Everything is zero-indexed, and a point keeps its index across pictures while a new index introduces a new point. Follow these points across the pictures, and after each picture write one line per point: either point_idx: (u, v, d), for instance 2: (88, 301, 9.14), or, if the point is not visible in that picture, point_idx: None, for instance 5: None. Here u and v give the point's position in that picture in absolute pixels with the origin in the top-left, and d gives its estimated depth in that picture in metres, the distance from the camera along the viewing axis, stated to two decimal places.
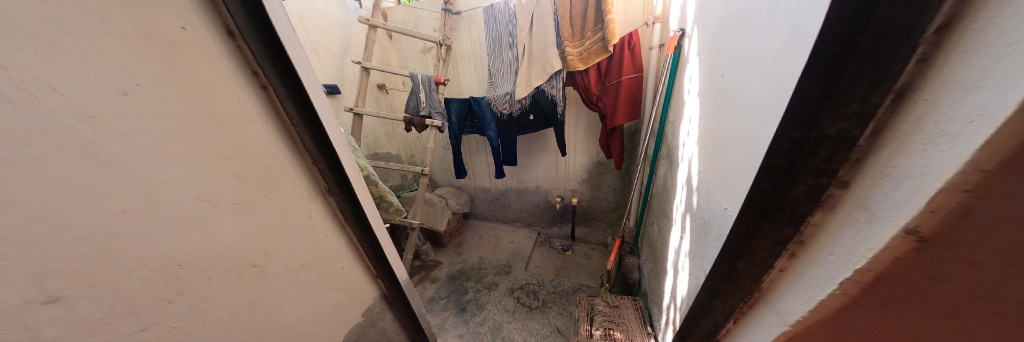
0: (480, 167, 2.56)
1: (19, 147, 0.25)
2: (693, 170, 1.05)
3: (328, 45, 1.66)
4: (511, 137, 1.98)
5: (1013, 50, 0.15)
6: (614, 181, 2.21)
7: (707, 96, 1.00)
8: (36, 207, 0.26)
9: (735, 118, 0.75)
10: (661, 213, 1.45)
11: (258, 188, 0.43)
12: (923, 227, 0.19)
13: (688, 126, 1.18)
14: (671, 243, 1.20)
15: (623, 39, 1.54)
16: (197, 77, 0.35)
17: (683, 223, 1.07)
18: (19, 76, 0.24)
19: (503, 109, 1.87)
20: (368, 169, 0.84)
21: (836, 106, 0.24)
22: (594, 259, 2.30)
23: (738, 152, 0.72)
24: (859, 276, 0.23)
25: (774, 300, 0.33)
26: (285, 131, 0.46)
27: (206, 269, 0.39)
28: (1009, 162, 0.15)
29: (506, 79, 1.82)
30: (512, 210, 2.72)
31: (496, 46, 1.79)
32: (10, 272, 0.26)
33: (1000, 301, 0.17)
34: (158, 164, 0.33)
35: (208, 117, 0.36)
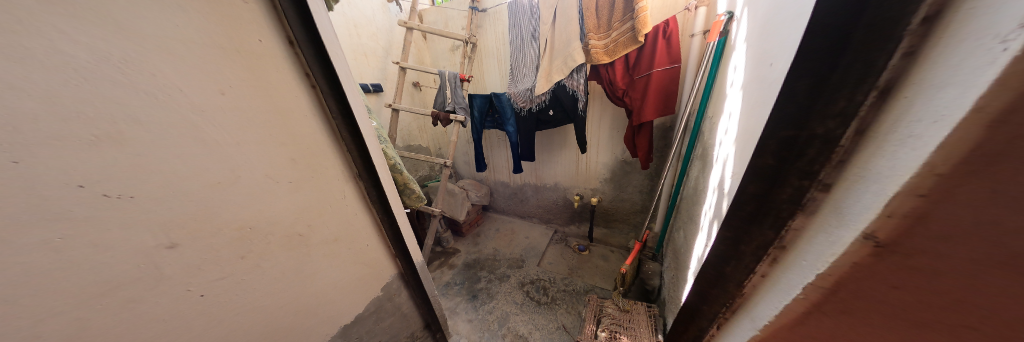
0: (500, 161, 2.62)
1: (159, 133, 0.35)
2: (728, 171, 0.99)
3: (374, 48, 1.80)
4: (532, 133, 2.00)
5: (975, 46, 0.17)
6: (639, 182, 2.14)
7: (748, 97, 0.95)
8: (163, 178, 0.36)
9: None
10: (688, 219, 1.39)
11: (308, 171, 0.52)
12: (879, 234, 0.22)
13: (726, 127, 1.11)
14: (695, 251, 1.16)
15: (659, 26, 1.45)
16: (269, 79, 0.44)
17: (711, 230, 1.02)
18: (162, 83, 0.34)
19: (523, 104, 1.90)
20: (395, 159, 0.93)
21: (825, 104, 0.25)
22: (611, 262, 2.26)
23: None
24: (824, 278, 0.26)
25: (754, 301, 0.35)
26: (328, 123, 0.53)
27: (267, 234, 0.49)
28: (959, 165, 0.17)
29: (527, 73, 1.83)
30: (529, 206, 2.76)
31: (520, 40, 1.80)
32: (146, 225, 0.36)
33: (946, 305, 0.20)
34: (240, 148, 0.42)
35: (275, 111, 0.45)
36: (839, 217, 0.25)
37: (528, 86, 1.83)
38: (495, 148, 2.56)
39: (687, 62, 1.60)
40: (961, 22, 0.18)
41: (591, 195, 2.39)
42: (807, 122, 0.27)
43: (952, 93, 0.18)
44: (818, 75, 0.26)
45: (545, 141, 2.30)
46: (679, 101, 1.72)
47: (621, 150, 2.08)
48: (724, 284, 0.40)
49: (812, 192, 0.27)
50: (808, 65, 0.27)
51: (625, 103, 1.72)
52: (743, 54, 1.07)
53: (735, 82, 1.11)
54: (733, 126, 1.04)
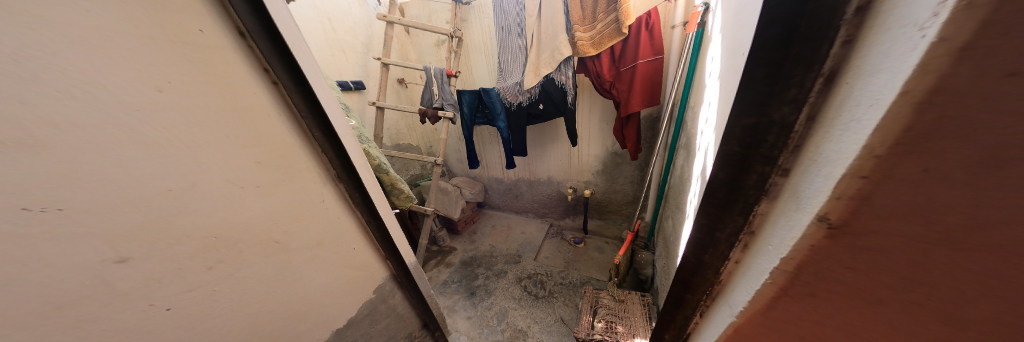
0: (492, 157, 2.61)
1: (87, 136, 0.31)
2: (709, 158, 1.00)
3: (354, 43, 1.76)
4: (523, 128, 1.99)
5: (902, 32, 0.17)
6: (631, 173, 2.16)
7: (725, 85, 0.95)
8: (100, 186, 0.33)
9: None
10: (676, 207, 1.40)
11: (277, 173, 0.50)
12: (830, 216, 0.23)
13: (707, 115, 1.12)
14: (682, 237, 1.18)
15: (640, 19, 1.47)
16: (218, 73, 0.40)
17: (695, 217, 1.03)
18: (80, 78, 0.30)
19: (513, 99, 1.88)
20: (379, 159, 0.90)
21: (780, 91, 0.25)
22: (606, 253, 2.28)
23: None
24: (785, 264, 0.27)
25: (729, 291, 0.36)
26: (296, 122, 0.51)
27: (237, 243, 0.47)
28: (895, 146, 0.18)
29: (515, 68, 1.81)
30: (524, 201, 2.76)
31: (506, 35, 1.77)
32: (89, 238, 0.33)
33: (902, 282, 0.21)
34: (191, 151, 0.39)
35: (230, 109, 0.42)
36: (796, 202, 0.26)
37: (517, 81, 1.81)
38: (487, 144, 2.54)
39: (670, 53, 1.61)
40: (893, 7, 0.18)
41: (584, 187, 2.40)
42: (767, 108, 0.27)
43: (883, 78, 0.19)
44: (774, 62, 0.25)
45: (537, 136, 2.30)
46: (665, 92, 1.72)
47: (612, 142, 2.09)
48: (703, 273, 0.39)
49: (772, 177, 0.28)
50: (763, 52, 0.26)
51: (613, 95, 1.72)
52: (720, 42, 1.07)
53: (714, 70, 1.11)
54: (713, 114, 1.05)
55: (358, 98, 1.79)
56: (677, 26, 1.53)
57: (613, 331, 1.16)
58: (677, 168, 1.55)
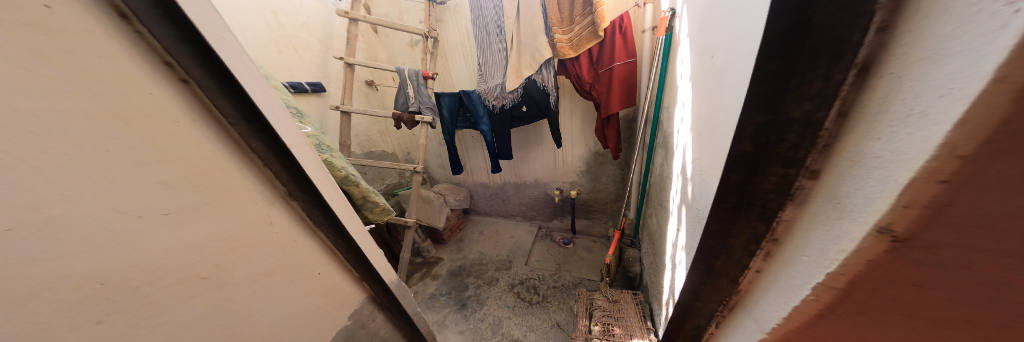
0: (477, 161, 2.55)
1: None
2: (688, 157, 0.99)
3: (308, 40, 1.64)
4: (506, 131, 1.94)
5: (976, 9, 0.13)
6: (613, 172, 2.18)
7: (697, 86, 0.97)
8: None
9: (727, 101, 0.72)
10: (659, 205, 1.39)
11: (198, 194, 0.37)
12: (895, 227, 0.18)
13: (680, 114, 1.13)
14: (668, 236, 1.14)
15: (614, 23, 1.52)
16: (72, 55, 0.28)
17: (680, 216, 1.01)
18: None
19: (495, 102, 1.84)
20: (344, 170, 0.82)
21: (800, 86, 0.22)
22: (595, 252, 2.29)
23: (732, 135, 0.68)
24: (833, 280, 0.22)
25: (751, 304, 0.31)
26: (222, 125, 0.38)
27: (139, 290, 0.35)
28: (988, 144, 0.13)
29: (495, 71, 1.77)
30: (512, 205, 2.71)
31: (484, 39, 1.75)
32: None
33: (993, 313, 0.16)
34: (35, 169, 0.27)
35: (103, 108, 0.29)
36: (838, 207, 0.22)
37: (498, 84, 1.77)
38: (470, 149, 2.48)
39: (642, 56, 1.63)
40: None
41: (570, 188, 2.39)
42: (781, 104, 0.24)
43: (954, 63, 0.15)
44: (786, 55, 0.23)
45: (520, 137, 2.27)
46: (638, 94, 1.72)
47: (594, 142, 2.10)
48: (714, 280, 0.35)
49: (796, 180, 0.23)
50: (774, 45, 0.24)
51: (593, 97, 1.73)
52: (688, 43, 1.10)
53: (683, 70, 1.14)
54: (687, 113, 1.05)
55: (315, 101, 1.68)
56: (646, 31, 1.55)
57: (610, 333, 1.13)
58: (657, 168, 1.49)
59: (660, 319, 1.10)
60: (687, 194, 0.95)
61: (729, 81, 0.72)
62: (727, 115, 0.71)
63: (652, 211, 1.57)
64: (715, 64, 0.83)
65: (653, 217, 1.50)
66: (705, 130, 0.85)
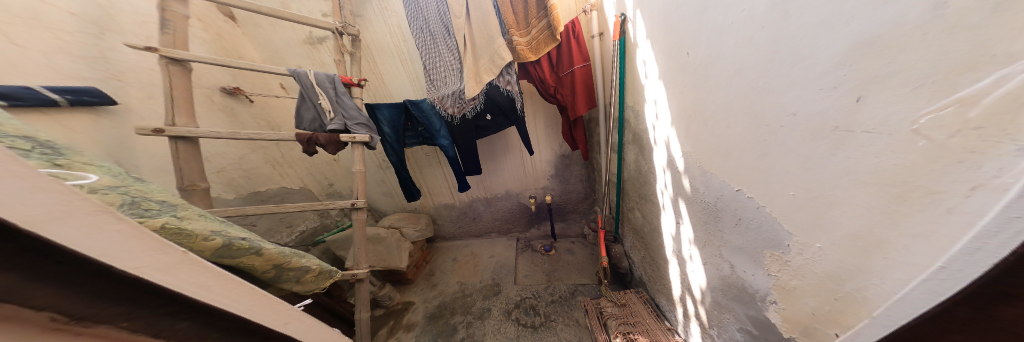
0: (436, 181, 2.27)
1: None
2: (675, 151, 0.95)
3: (49, 13, 0.92)
4: (469, 143, 1.72)
5: None
6: (579, 172, 2.21)
7: (670, 83, 0.94)
8: None
9: (718, 95, 0.67)
10: (641, 198, 1.36)
11: None
12: None
13: (651, 111, 1.10)
14: (665, 230, 1.12)
15: (567, 28, 1.46)
16: None
17: (676, 209, 0.98)
18: None
19: (452, 111, 1.56)
20: (224, 236, 0.56)
21: None
22: (578, 253, 2.23)
23: (736, 131, 0.61)
24: None
25: None
26: None
27: None
28: None
29: (450, 79, 1.54)
30: (484, 222, 2.50)
31: (428, 47, 1.53)
32: None
33: None
34: None
35: None
36: None
37: (455, 92, 1.53)
38: (427, 168, 2.20)
39: (594, 61, 1.60)
40: None
41: (544, 194, 2.31)
42: None
43: None
44: None
45: (483, 147, 2.10)
46: (597, 94, 1.60)
47: (559, 145, 2.08)
48: None
49: None
50: None
51: (557, 101, 1.63)
52: (646, 41, 1.07)
53: (645, 69, 1.12)
54: (660, 110, 1.02)
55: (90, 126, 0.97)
56: (594, 36, 1.54)
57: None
58: (626, 163, 1.49)
59: (677, 314, 1.08)
60: (685, 187, 0.90)
61: (717, 73, 0.68)
62: (722, 107, 0.66)
63: (630, 206, 1.53)
64: (692, 61, 0.79)
65: (633, 208, 1.49)
66: (694, 124, 0.81)
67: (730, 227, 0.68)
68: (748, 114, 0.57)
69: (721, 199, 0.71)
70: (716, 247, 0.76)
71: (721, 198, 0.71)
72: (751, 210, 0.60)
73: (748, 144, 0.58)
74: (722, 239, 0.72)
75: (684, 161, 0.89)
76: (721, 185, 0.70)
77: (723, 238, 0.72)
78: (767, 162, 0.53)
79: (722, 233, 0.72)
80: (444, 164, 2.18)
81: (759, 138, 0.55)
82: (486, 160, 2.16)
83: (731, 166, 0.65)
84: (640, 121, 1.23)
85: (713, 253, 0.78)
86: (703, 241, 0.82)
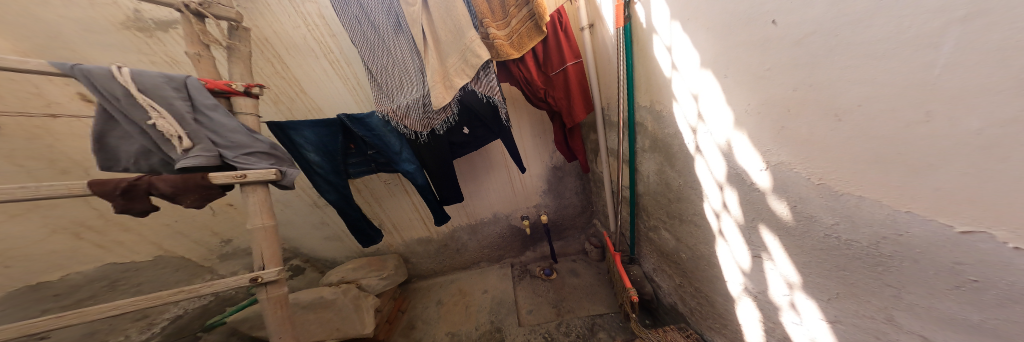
0: (403, 214, 1.79)
1: None
2: (738, 162, 0.65)
3: None
4: (443, 164, 1.25)
5: None
6: (574, 184, 1.92)
7: (725, 72, 0.61)
8: None
9: (875, 77, 0.38)
10: (671, 220, 1.01)
11: None
12: None
13: (683, 115, 0.78)
14: (721, 263, 0.80)
15: (553, 18, 1.11)
16: None
17: (739, 239, 0.71)
18: None
19: (419, 129, 1.15)
20: None
21: None
22: (583, 275, 1.88)
23: (944, 132, 0.34)
24: None
25: None
26: None
27: None
28: None
29: (410, 86, 1.12)
30: (469, 253, 2.07)
31: (370, 44, 1.10)
32: None
33: None
34: None
35: None
36: None
37: (420, 102, 1.12)
38: (387, 198, 1.71)
39: (586, 57, 1.22)
40: None
41: (537, 213, 1.98)
42: None
43: None
44: None
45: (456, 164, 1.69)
46: (592, 97, 1.25)
47: (550, 156, 1.78)
48: None
49: None
50: None
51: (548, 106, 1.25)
52: (666, 19, 0.75)
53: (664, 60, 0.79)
54: (706, 109, 0.69)
55: None
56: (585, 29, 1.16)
57: None
58: (641, 174, 1.11)
59: None
60: (782, 216, 0.58)
61: (878, 40, 0.37)
62: (918, 92, 0.35)
63: (648, 225, 1.19)
64: (786, 35, 0.47)
65: (649, 217, 1.16)
66: (805, 125, 0.49)
67: (931, 288, 0.39)
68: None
69: (901, 239, 0.41)
70: (873, 307, 0.46)
71: (899, 239, 0.41)
72: None
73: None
74: (897, 297, 0.43)
75: (773, 173, 0.57)
76: (910, 217, 0.39)
77: (915, 301, 0.41)
78: None
79: (897, 290, 0.43)
80: (414, 194, 1.73)
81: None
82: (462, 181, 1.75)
83: (973, 191, 0.33)
84: (666, 119, 0.86)
85: (875, 316, 0.46)
86: (836, 291, 0.51)
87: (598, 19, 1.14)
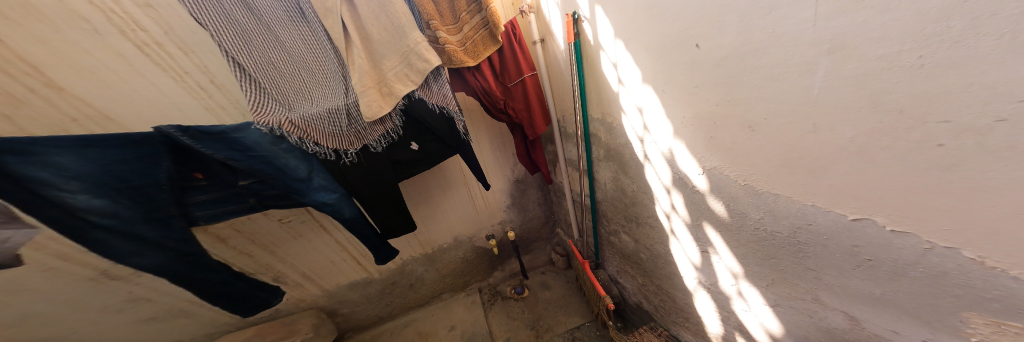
0: (325, 258, 1.37)
1: None
2: (683, 168, 0.71)
3: None
4: (380, 189, 0.91)
5: None
6: (536, 196, 1.93)
7: (663, 88, 0.69)
8: None
9: (778, 92, 0.46)
10: (629, 223, 1.06)
11: None
12: None
13: (632, 126, 0.85)
14: (677, 259, 0.86)
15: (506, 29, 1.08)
16: None
17: (689, 237, 0.78)
18: None
19: (341, 148, 0.81)
20: None
21: None
22: (555, 287, 1.89)
23: (836, 136, 0.41)
24: None
25: None
26: None
27: None
28: None
29: (320, 92, 0.78)
30: (430, 284, 1.86)
31: (230, 17, 0.67)
32: None
33: None
34: None
35: None
36: None
37: (340, 111, 0.79)
38: (285, 243, 1.22)
39: (539, 70, 1.22)
40: None
41: (503, 230, 1.93)
42: None
43: None
44: None
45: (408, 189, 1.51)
46: (548, 104, 1.27)
47: (511, 169, 1.75)
48: None
49: None
50: None
51: (509, 117, 1.21)
52: (613, 38, 0.80)
53: (613, 77, 0.85)
54: (651, 122, 0.77)
55: None
56: (535, 43, 1.17)
57: None
58: (599, 182, 1.16)
59: None
60: (719, 212, 0.66)
61: (777, 65, 0.45)
62: (812, 106, 0.43)
63: (609, 230, 1.24)
64: (710, 58, 0.56)
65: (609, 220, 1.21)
66: (727, 136, 0.58)
67: (841, 269, 0.46)
68: (889, 110, 0.35)
69: (812, 228, 0.49)
70: (803, 290, 0.53)
71: (809, 228, 0.49)
72: (919, 255, 0.37)
73: (897, 158, 0.36)
74: (821, 277, 0.50)
75: (709, 177, 0.65)
76: (813, 209, 0.48)
77: (832, 281, 0.49)
78: (956, 184, 0.32)
79: (820, 273, 0.50)
80: (337, 230, 1.32)
81: (921, 150, 0.34)
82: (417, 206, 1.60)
83: (857, 187, 0.41)
84: (617, 131, 0.92)
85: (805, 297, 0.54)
86: (772, 278, 0.58)
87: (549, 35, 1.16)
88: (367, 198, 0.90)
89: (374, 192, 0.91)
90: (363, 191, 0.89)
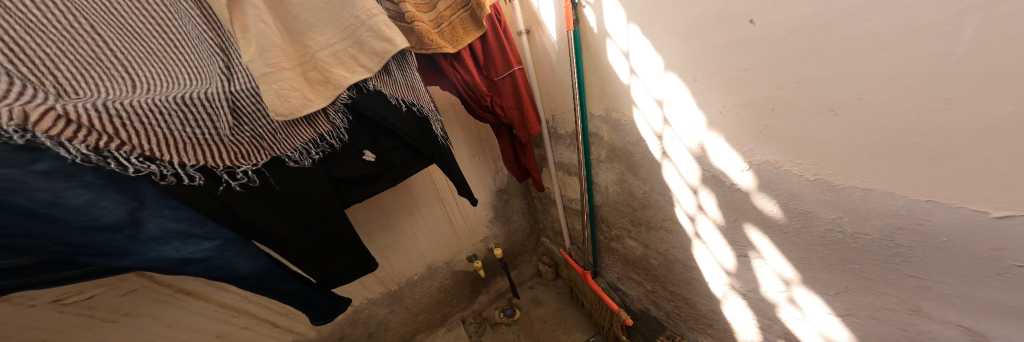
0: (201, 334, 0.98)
1: None
2: (718, 165, 0.62)
3: None
4: (301, 228, 0.63)
5: None
6: (520, 206, 1.85)
7: (694, 74, 0.57)
8: None
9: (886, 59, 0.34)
10: (634, 228, 0.99)
11: None
12: None
13: (649, 122, 0.72)
14: (700, 268, 0.81)
15: (490, 13, 0.97)
16: None
17: (718, 240, 0.72)
18: None
19: (238, 163, 0.52)
20: None
21: None
22: (547, 302, 1.85)
23: (968, 116, 0.31)
24: None
25: None
26: None
27: None
28: None
29: (147, 68, 0.45)
30: (397, 324, 1.56)
31: None
32: None
33: None
34: None
35: None
36: None
37: (206, 101, 0.48)
38: (90, 334, 0.79)
39: (527, 64, 1.09)
40: None
41: (485, 248, 1.80)
42: None
43: None
44: None
45: (358, 212, 1.21)
46: (537, 102, 1.17)
47: (492, 179, 1.64)
48: None
49: None
50: None
51: (495, 117, 1.11)
52: (621, 21, 0.67)
53: (619, 69, 0.73)
54: (673, 115, 0.65)
55: None
56: (522, 33, 1.04)
57: None
58: (599, 185, 1.06)
59: None
60: (772, 211, 0.58)
61: (886, 30, 0.33)
62: (922, 83, 0.33)
63: (605, 234, 1.19)
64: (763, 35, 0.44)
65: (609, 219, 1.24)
66: (790, 123, 0.47)
67: (965, 279, 0.40)
68: None
69: (922, 228, 0.40)
70: (901, 300, 0.48)
71: (920, 228, 0.41)
72: None
73: None
74: (915, 283, 0.45)
75: (756, 172, 0.56)
76: (932, 206, 0.38)
77: (946, 290, 0.43)
78: None
79: (924, 281, 0.44)
80: (214, 292, 0.94)
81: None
82: (370, 234, 1.29)
83: (1006, 179, 0.32)
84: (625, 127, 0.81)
85: (897, 309, 0.49)
86: (846, 286, 0.53)
87: (535, 25, 1.02)
88: (302, 244, 0.63)
89: (311, 228, 0.64)
90: (284, 232, 0.59)
